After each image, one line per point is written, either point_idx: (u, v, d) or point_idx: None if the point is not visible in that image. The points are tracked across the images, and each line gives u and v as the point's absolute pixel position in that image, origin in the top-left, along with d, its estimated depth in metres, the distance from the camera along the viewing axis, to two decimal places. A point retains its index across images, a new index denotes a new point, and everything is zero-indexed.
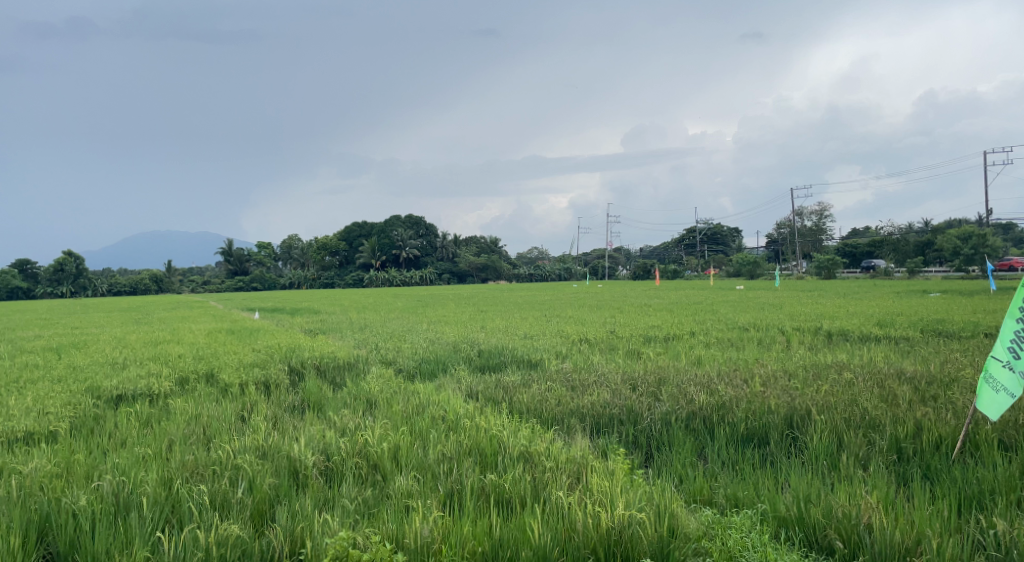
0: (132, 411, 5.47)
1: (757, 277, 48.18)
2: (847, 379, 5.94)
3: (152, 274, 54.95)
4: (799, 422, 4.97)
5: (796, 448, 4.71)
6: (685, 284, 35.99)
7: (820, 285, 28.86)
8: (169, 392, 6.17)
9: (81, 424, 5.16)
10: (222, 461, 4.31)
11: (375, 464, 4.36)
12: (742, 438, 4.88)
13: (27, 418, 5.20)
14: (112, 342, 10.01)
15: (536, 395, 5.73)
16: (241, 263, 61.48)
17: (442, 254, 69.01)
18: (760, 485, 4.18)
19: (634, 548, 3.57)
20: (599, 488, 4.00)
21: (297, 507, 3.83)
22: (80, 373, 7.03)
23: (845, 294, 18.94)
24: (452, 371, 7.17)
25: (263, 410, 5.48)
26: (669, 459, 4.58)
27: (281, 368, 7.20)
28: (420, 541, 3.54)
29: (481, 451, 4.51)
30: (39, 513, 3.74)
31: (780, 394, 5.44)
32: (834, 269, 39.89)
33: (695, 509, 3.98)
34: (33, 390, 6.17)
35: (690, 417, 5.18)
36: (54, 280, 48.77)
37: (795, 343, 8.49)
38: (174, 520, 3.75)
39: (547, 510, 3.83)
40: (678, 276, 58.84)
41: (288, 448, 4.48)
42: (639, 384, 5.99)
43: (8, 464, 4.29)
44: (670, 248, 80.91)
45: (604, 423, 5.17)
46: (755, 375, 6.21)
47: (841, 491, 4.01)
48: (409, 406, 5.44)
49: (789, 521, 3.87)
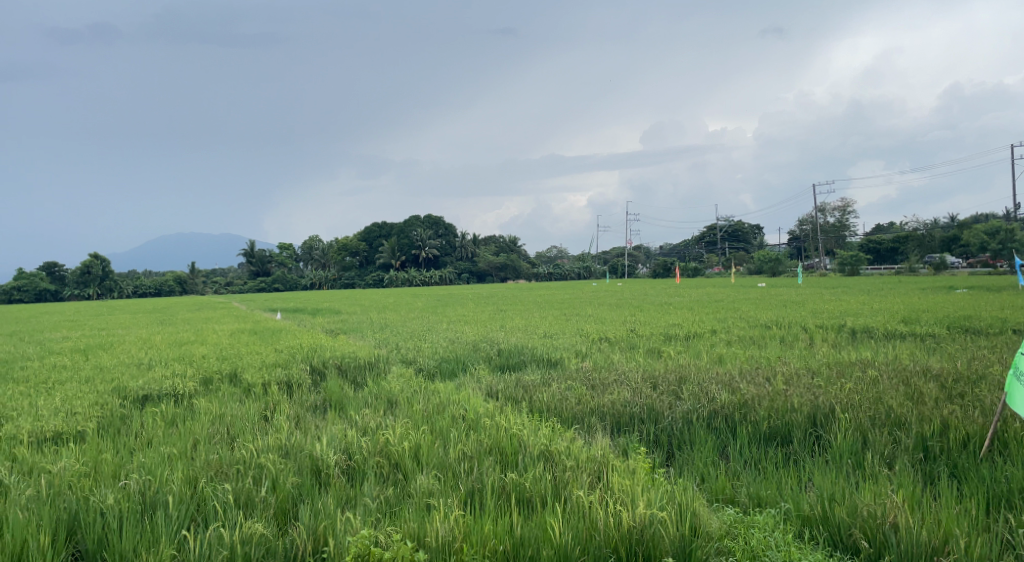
0: (158, 410, 5.55)
1: (779, 273, 47.67)
2: (871, 376, 5.88)
3: (176, 276, 55.68)
4: (823, 420, 4.92)
5: (820, 446, 4.66)
6: (706, 284, 35.61)
7: (844, 283, 28.48)
8: (193, 392, 6.26)
9: (108, 424, 5.25)
10: (245, 460, 4.35)
11: (396, 463, 4.38)
12: (765, 436, 4.83)
13: (56, 418, 5.30)
14: (138, 343, 10.16)
15: (556, 394, 5.72)
16: (264, 263, 62.11)
17: (462, 254, 69.23)
18: (783, 484, 4.14)
19: (655, 547, 3.56)
20: (620, 487, 3.98)
21: (319, 505, 3.85)
22: (108, 373, 7.17)
23: (869, 291, 18.72)
24: (472, 371, 7.17)
25: (286, 410, 5.53)
26: (691, 458, 4.55)
27: (303, 368, 7.26)
28: (440, 540, 3.55)
29: (501, 450, 4.51)
30: (68, 511, 3.80)
31: (804, 393, 5.38)
32: (859, 266, 39.40)
33: (717, 508, 3.96)
34: (62, 390, 6.30)
35: (711, 416, 5.14)
36: (81, 283, 49.61)
37: (819, 340, 8.38)
38: (200, 519, 3.80)
39: (568, 509, 3.83)
40: (699, 273, 58.56)
41: (311, 447, 4.51)
42: (659, 383, 5.95)
43: (37, 464, 4.36)
44: (690, 246, 80.47)
45: (625, 422, 5.16)
46: (778, 373, 6.14)
47: (866, 490, 3.96)
48: (429, 405, 5.46)
49: (814, 520, 3.83)
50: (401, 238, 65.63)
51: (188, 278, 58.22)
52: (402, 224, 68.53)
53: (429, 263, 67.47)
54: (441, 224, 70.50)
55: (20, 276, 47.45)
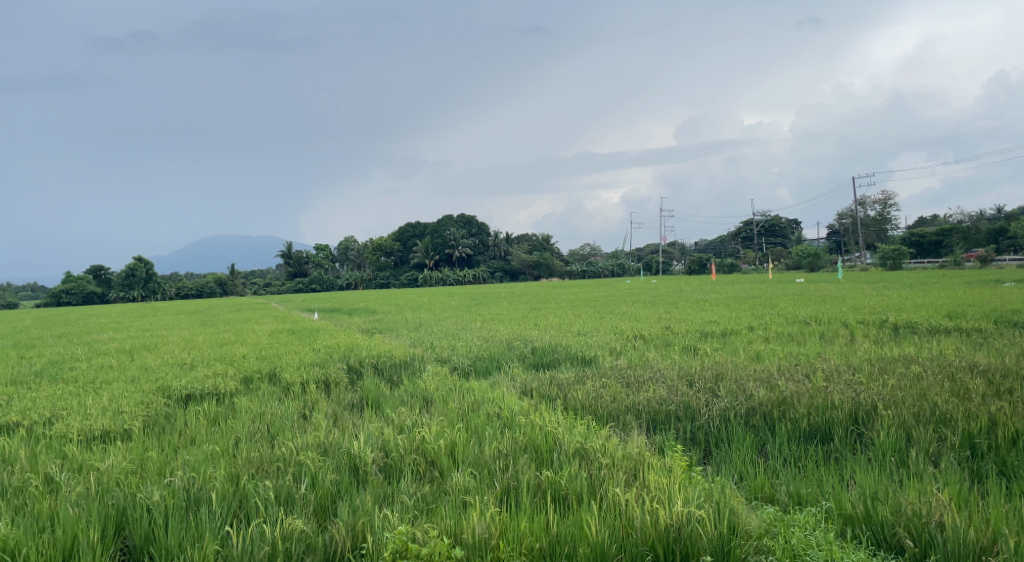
0: (201, 410, 5.67)
1: (818, 268, 46.78)
2: (915, 372, 5.75)
3: (217, 278, 56.81)
4: (865, 418, 4.82)
5: (862, 443, 4.57)
6: (743, 280, 35.03)
7: (886, 276, 27.81)
8: (234, 391, 6.38)
9: (153, 423, 5.39)
10: (285, 458, 4.42)
11: (432, 461, 4.42)
12: (804, 434, 4.76)
13: (103, 417, 5.45)
14: (181, 343, 10.43)
15: (591, 391, 5.71)
16: (301, 263, 63.05)
17: (495, 253, 69.41)
18: (824, 482, 4.07)
19: (692, 546, 3.53)
20: (657, 485, 3.96)
21: (357, 502, 3.91)
22: (152, 373, 7.35)
23: (911, 286, 18.20)
24: (506, 368, 7.21)
25: (324, 408, 5.62)
26: (728, 456, 4.50)
27: (340, 367, 7.36)
28: (477, 536, 3.57)
29: (536, 448, 4.52)
30: (116, 507, 3.91)
31: (844, 389, 5.28)
32: (901, 260, 38.44)
33: (756, 506, 3.90)
34: (109, 389, 6.49)
35: (749, 413, 5.09)
36: (126, 285, 50.99)
37: (860, 337, 8.19)
38: (242, 515, 3.88)
39: (605, 507, 3.82)
40: (735, 270, 57.71)
41: (348, 445, 4.57)
42: (696, 380, 5.90)
43: (87, 461, 4.50)
44: (726, 242, 79.39)
45: (661, 420, 5.12)
46: (818, 370, 6.03)
47: (910, 488, 3.88)
48: (465, 403, 5.49)
49: (855, 518, 3.76)
50: (435, 238, 66.04)
51: (229, 280, 59.36)
52: (436, 224, 69.00)
53: (462, 262, 67.79)
54: (474, 223, 70.63)
55: (68, 279, 48.90)
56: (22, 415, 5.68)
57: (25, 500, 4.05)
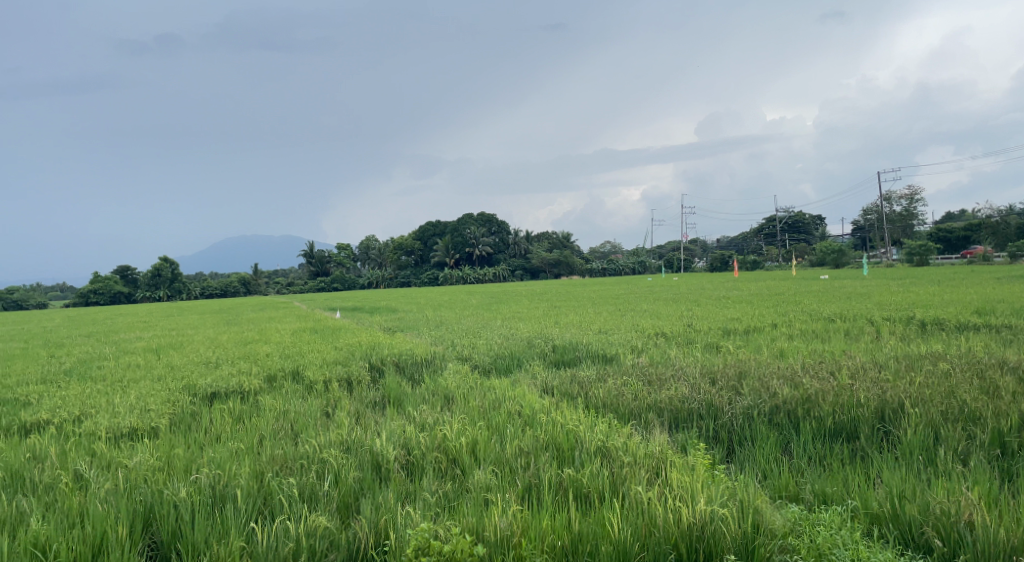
0: (226, 407, 5.75)
1: (842, 264, 46.28)
2: (942, 370, 5.65)
3: (241, 277, 57.44)
4: (892, 416, 4.76)
5: (888, 442, 4.51)
6: (766, 277, 34.67)
7: (912, 272, 27.38)
8: (258, 389, 6.46)
9: (180, 421, 5.47)
10: (309, 455, 4.46)
11: (454, 458, 4.44)
12: (829, 432, 4.70)
13: (131, 415, 5.55)
14: (205, 342, 10.55)
15: (612, 389, 5.70)
16: (323, 262, 63.49)
17: (516, 251, 69.41)
18: (850, 481, 4.03)
19: (717, 545, 3.51)
20: (679, 483, 3.94)
21: (380, 499, 3.93)
22: (178, 371, 7.46)
23: (939, 282, 17.88)
24: (527, 366, 7.22)
25: (346, 405, 5.67)
26: (751, 454, 4.46)
27: (362, 365, 7.42)
28: (499, 534, 3.57)
29: (558, 446, 4.51)
30: (144, 504, 3.97)
31: (870, 387, 5.20)
32: (928, 256, 37.79)
33: (780, 505, 3.86)
34: (136, 388, 6.59)
35: (773, 411, 5.04)
36: (152, 285, 51.78)
37: (886, 334, 8.08)
38: (267, 512, 3.92)
39: (627, 505, 3.81)
40: (758, 266, 57.17)
41: (371, 442, 4.60)
42: (719, 378, 5.85)
43: (115, 458, 4.58)
44: (749, 239, 78.63)
45: (683, 418, 5.09)
46: (843, 368, 5.95)
47: (939, 487, 3.82)
48: (486, 401, 5.50)
49: (882, 517, 3.71)
50: (455, 237, 66.22)
51: (252, 280, 59.98)
52: (456, 223, 69.17)
53: (483, 261, 67.86)
54: (494, 221, 70.58)
55: (96, 279, 49.68)
56: (52, 413, 5.80)
57: (55, 497, 4.12)
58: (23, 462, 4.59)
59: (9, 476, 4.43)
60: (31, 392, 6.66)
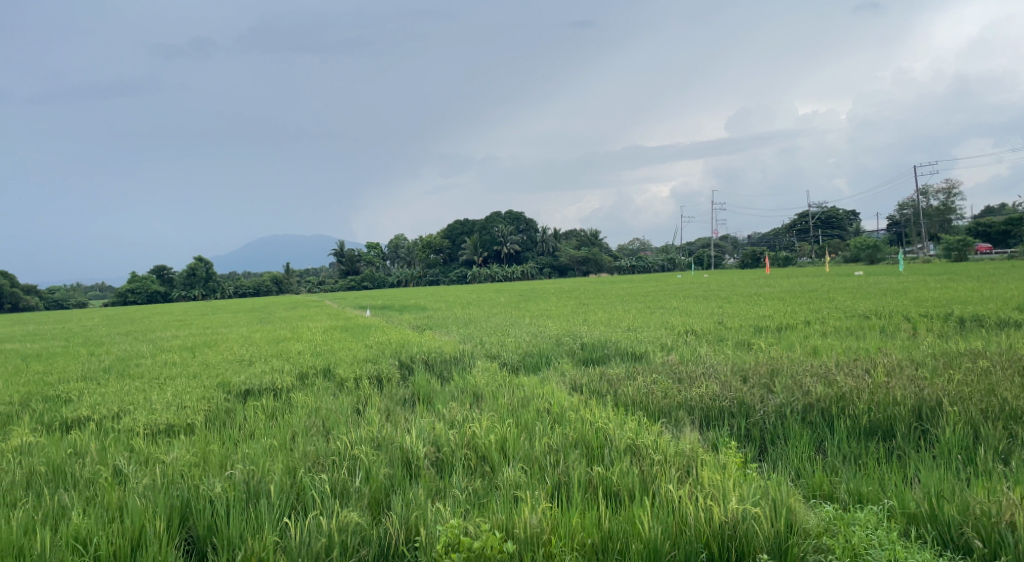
0: (259, 404, 5.85)
1: (877, 260, 45.54)
2: (983, 367, 5.51)
3: (273, 277, 58.31)
4: (930, 414, 4.66)
5: (926, 440, 4.42)
6: (800, 273, 34.22)
7: (952, 268, 26.81)
8: (291, 386, 6.55)
9: (215, 417, 5.58)
10: (340, 452, 4.51)
11: (483, 456, 4.46)
12: (864, 431, 4.62)
13: (168, 411, 5.66)
14: (239, 340, 10.73)
15: (642, 387, 5.67)
16: (353, 261, 64.15)
17: (544, 249, 69.32)
18: (886, 480, 3.95)
19: (749, 543, 3.48)
20: (710, 481, 3.90)
21: (410, 496, 3.96)
22: (213, 369, 7.62)
23: (978, 278, 17.48)
24: (556, 363, 7.23)
25: (377, 402, 5.72)
26: (784, 453, 4.39)
27: (392, 363, 7.48)
28: (529, 531, 3.57)
29: (587, 444, 4.50)
30: (181, 499, 4.05)
31: (907, 385, 5.08)
32: (968, 251, 36.84)
33: (814, 504, 3.80)
34: (173, 385, 6.73)
35: (807, 409, 4.96)
36: (187, 284, 52.80)
37: (923, 330, 7.91)
38: (300, 507, 3.97)
39: (657, 503, 3.78)
40: (790, 262, 56.33)
41: (401, 439, 4.63)
42: (750, 375, 5.79)
43: (153, 454, 4.68)
44: (781, 235, 77.51)
45: (714, 416, 5.04)
46: (879, 365, 5.84)
47: (978, 487, 3.73)
48: (515, 398, 5.51)
49: (920, 518, 3.63)
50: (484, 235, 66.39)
51: (284, 278, 60.79)
52: (485, 222, 69.34)
53: (511, 259, 67.93)
54: (523, 219, 70.66)
55: (134, 279, 50.78)
56: (92, 409, 5.95)
57: (96, 491, 4.23)
58: (65, 457, 4.72)
59: (52, 471, 4.55)
60: (72, 389, 6.84)
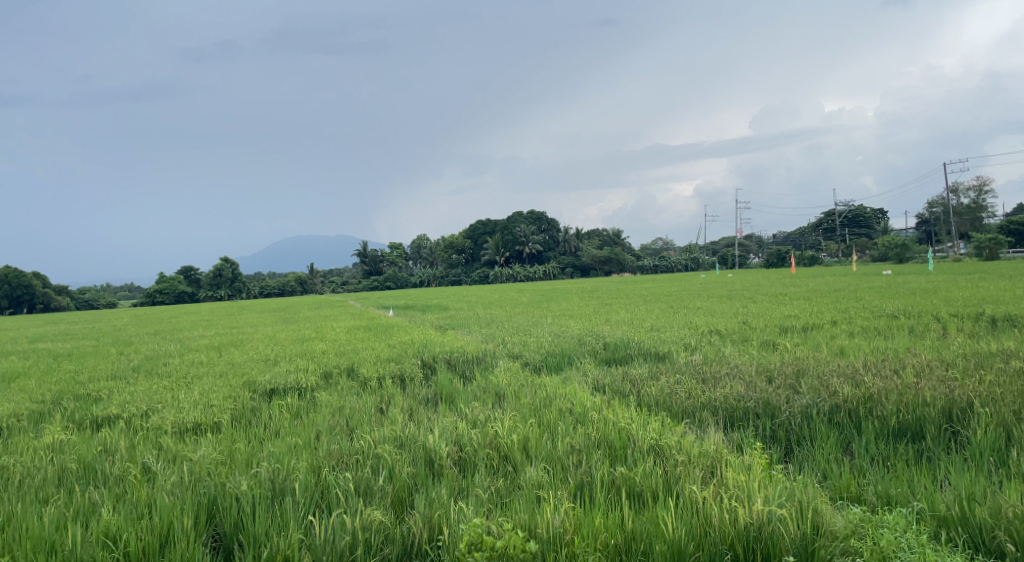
0: (284, 403, 5.90)
1: (905, 260, 44.73)
2: (1016, 368, 5.38)
3: (298, 277, 58.93)
4: (961, 415, 4.58)
5: (957, 442, 4.34)
6: (826, 272, 33.77)
7: (984, 267, 26.31)
8: (315, 385, 6.62)
9: (241, 416, 5.64)
10: (363, 450, 4.54)
11: (506, 456, 4.45)
12: (893, 433, 4.55)
13: (195, 410, 5.74)
14: (264, 340, 10.86)
15: (665, 387, 5.63)
16: (376, 261, 64.65)
17: (566, 248, 69.19)
18: (916, 482, 3.88)
19: (775, 545, 3.44)
20: (735, 483, 3.86)
21: (433, 496, 3.97)
22: (239, 368, 7.70)
23: (1010, 276, 17.10)
24: (578, 363, 7.21)
25: (400, 402, 5.75)
26: (811, 454, 4.34)
27: (415, 363, 7.51)
28: (552, 531, 3.56)
29: (610, 444, 4.48)
30: (207, 496, 4.11)
31: (936, 386, 5.00)
32: (1000, 249, 36.08)
33: (842, 506, 3.75)
34: (200, 383, 6.83)
35: (834, 410, 4.89)
36: (214, 285, 53.56)
37: (954, 330, 7.77)
38: (324, 505, 4.00)
39: (681, 504, 3.75)
40: (816, 261, 55.63)
41: (424, 439, 4.64)
42: (776, 376, 5.72)
43: (181, 452, 4.75)
44: (807, 234, 76.57)
45: (739, 417, 4.99)
46: (907, 366, 5.74)
47: (1011, 490, 3.65)
48: (537, 398, 5.51)
49: (950, 521, 3.57)
50: (506, 236, 66.46)
51: (309, 278, 61.38)
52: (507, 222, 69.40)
53: (533, 259, 67.92)
54: (545, 219, 70.66)
55: (162, 279, 51.61)
56: (122, 407, 6.06)
57: (125, 488, 4.30)
58: (95, 454, 4.81)
59: (83, 468, 4.64)
60: (102, 388, 6.96)
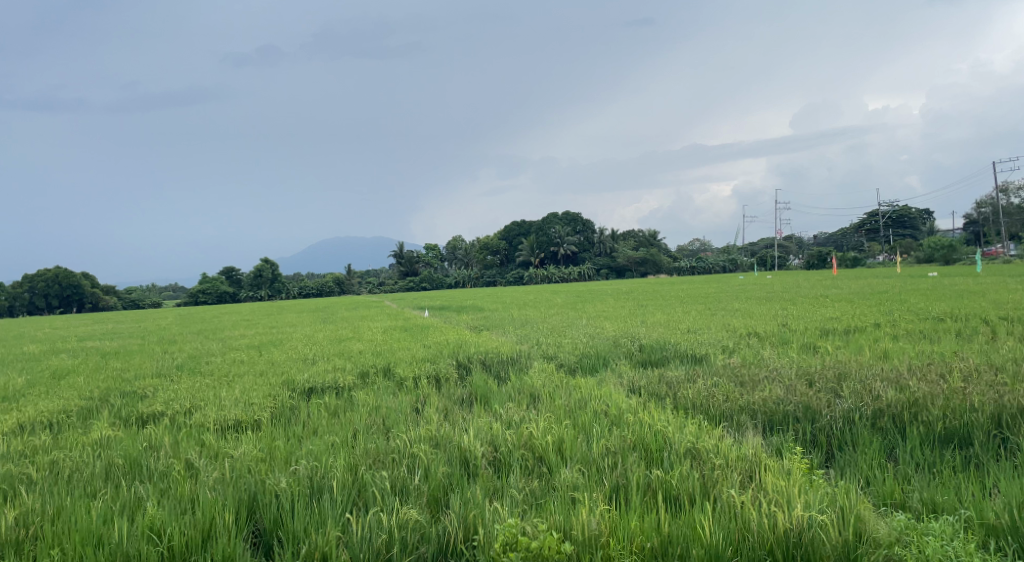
0: (322, 402, 5.96)
1: (952, 260, 43.46)
2: None
3: (335, 278, 59.71)
4: (1011, 421, 4.44)
5: (1007, 449, 4.21)
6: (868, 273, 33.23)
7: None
8: (352, 385, 6.69)
9: (280, 414, 5.72)
10: (399, 450, 4.57)
11: (541, 456, 4.45)
12: (940, 438, 4.42)
13: (236, 408, 5.85)
14: (302, 339, 11.04)
15: (702, 389, 5.56)
16: (412, 262, 65.16)
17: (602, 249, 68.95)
18: (963, 490, 3.78)
19: (815, 552, 3.39)
20: (774, 487, 3.79)
21: (469, 495, 3.98)
22: (278, 367, 7.82)
23: None
24: (613, 365, 7.16)
25: (435, 402, 5.78)
26: (853, 459, 4.24)
27: (449, 363, 7.55)
28: (587, 533, 3.54)
29: (646, 446, 4.44)
30: (248, 493, 4.19)
31: (986, 391, 4.84)
32: None
33: (885, 513, 3.66)
34: (241, 382, 6.97)
35: (877, 415, 4.77)
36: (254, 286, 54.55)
37: (1003, 333, 7.54)
38: (361, 503, 4.04)
39: (718, 508, 3.70)
40: (858, 262, 54.48)
41: (459, 439, 4.66)
42: (816, 380, 5.60)
43: (222, 449, 4.86)
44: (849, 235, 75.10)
45: (778, 421, 4.91)
46: (954, 370, 5.58)
47: None
48: (572, 399, 5.49)
49: (1000, 529, 3.46)
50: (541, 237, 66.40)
51: (346, 279, 62.15)
52: (542, 224, 69.45)
53: (568, 260, 67.90)
54: (580, 220, 70.48)
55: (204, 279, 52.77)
56: (165, 405, 6.20)
57: (169, 484, 4.40)
58: (140, 451, 4.93)
59: (129, 463, 4.77)
60: (147, 385, 7.14)
